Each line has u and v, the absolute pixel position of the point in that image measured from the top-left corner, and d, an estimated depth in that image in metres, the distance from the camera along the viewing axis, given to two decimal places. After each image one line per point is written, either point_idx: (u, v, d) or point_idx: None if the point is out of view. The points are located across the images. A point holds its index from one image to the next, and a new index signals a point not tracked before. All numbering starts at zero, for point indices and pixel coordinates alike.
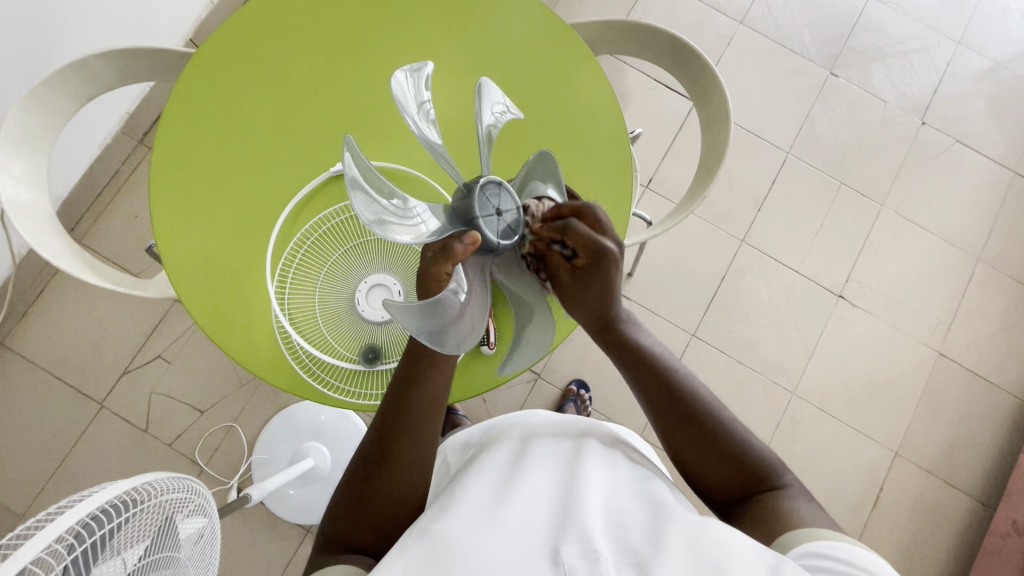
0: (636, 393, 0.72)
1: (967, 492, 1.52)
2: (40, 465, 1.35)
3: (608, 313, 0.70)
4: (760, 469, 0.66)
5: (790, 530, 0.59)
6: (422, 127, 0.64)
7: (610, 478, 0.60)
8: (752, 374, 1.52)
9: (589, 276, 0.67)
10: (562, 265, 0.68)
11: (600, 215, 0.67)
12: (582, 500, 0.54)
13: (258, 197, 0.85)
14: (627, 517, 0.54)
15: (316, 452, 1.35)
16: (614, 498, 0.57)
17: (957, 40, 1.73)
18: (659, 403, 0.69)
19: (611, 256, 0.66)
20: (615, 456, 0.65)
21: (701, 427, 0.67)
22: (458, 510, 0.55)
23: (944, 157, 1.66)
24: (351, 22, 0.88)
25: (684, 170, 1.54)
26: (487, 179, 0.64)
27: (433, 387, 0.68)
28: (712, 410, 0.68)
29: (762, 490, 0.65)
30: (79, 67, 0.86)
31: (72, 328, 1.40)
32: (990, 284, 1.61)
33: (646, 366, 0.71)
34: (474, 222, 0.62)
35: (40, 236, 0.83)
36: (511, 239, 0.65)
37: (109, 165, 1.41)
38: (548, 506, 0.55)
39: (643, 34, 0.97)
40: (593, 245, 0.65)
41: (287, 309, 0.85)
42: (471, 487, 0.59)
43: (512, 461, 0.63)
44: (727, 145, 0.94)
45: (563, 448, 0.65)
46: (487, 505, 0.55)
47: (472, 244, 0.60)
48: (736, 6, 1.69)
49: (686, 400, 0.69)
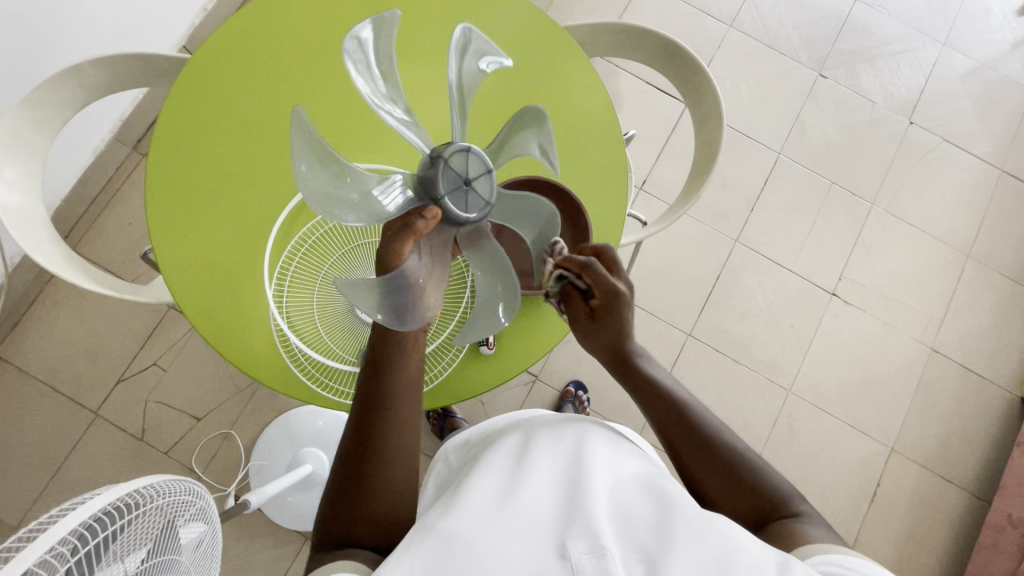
0: (649, 422, 0.73)
1: (963, 487, 1.53)
2: (33, 475, 1.33)
3: (623, 349, 0.75)
4: (773, 497, 0.66)
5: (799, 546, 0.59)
6: (462, 75, 0.64)
7: (613, 470, 0.60)
8: (749, 373, 1.53)
9: (602, 315, 0.74)
10: (580, 305, 0.75)
11: (616, 256, 0.73)
12: (589, 495, 0.54)
13: (257, 199, 0.85)
14: (633, 511, 0.54)
15: (313, 457, 1.34)
16: (620, 492, 0.57)
17: (942, 42, 1.76)
18: (671, 430, 0.71)
19: (623, 296, 0.72)
20: (619, 451, 0.65)
21: (712, 455, 0.68)
22: (462, 506, 0.54)
23: (932, 156, 1.69)
24: (347, 26, 0.89)
25: (677, 171, 1.55)
26: (472, 154, 0.63)
27: (405, 370, 0.67)
28: (726, 441, 0.69)
29: (775, 518, 0.65)
30: (72, 73, 0.85)
31: (65, 336, 1.39)
32: (980, 280, 1.63)
33: (656, 393, 0.73)
34: (438, 162, 0.61)
35: (34, 242, 0.83)
36: (471, 212, 0.62)
37: (102, 172, 1.41)
38: (552, 504, 0.55)
39: (636, 36, 0.98)
40: (606, 288, 0.71)
41: (286, 313, 0.84)
42: (474, 483, 0.58)
43: (514, 456, 0.62)
44: (720, 145, 0.95)
45: (566, 443, 0.64)
46: (491, 502, 0.55)
47: (435, 217, 0.58)
48: (725, 10, 1.71)
49: (700, 429, 0.70)
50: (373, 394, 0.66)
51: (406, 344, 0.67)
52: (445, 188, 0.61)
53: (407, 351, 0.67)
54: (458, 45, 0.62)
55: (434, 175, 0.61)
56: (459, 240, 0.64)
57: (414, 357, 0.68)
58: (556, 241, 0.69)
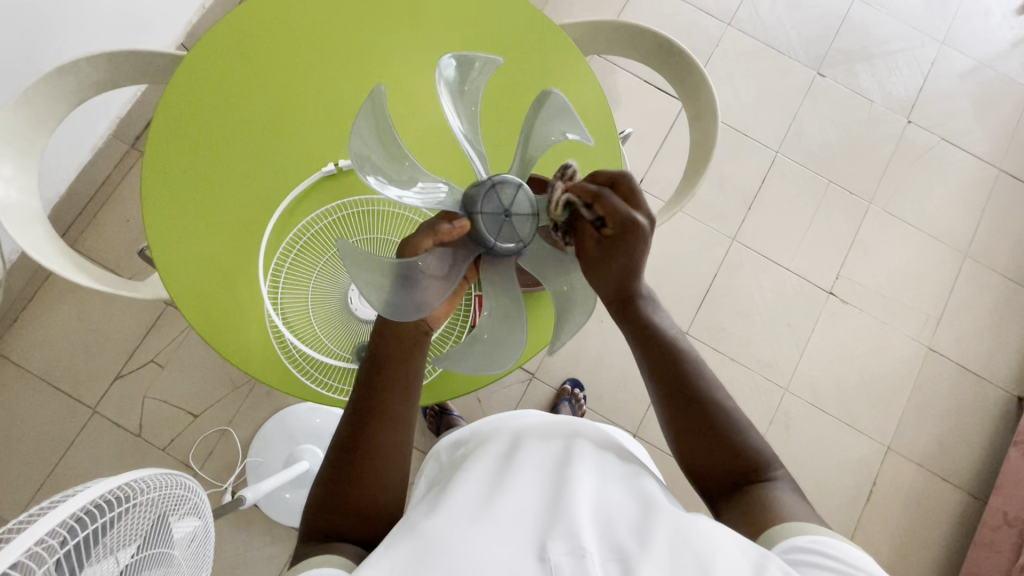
0: (642, 370, 0.72)
1: (959, 486, 1.53)
2: (32, 471, 1.34)
3: (630, 287, 0.67)
4: (754, 460, 0.67)
5: (774, 524, 0.59)
6: (544, 130, 0.70)
7: (600, 474, 0.60)
8: (745, 371, 1.53)
9: (615, 247, 0.63)
10: (590, 233, 0.63)
11: (635, 184, 0.63)
12: (571, 497, 0.55)
13: (251, 196, 0.85)
14: (615, 514, 0.55)
15: (310, 454, 1.34)
16: (604, 495, 0.57)
17: (941, 40, 1.76)
18: (667, 383, 0.70)
19: (642, 229, 0.61)
20: (607, 454, 0.65)
21: (699, 411, 0.68)
22: (445, 507, 0.55)
23: (930, 155, 1.69)
24: (341, 24, 0.89)
25: (675, 169, 1.55)
26: (520, 189, 0.67)
27: (404, 370, 0.67)
28: (719, 403, 0.68)
29: (751, 481, 0.66)
30: (70, 71, 0.86)
31: (64, 333, 1.39)
32: (977, 279, 1.63)
33: (657, 342, 0.70)
34: (489, 187, 0.66)
35: (31, 238, 0.83)
36: (494, 237, 0.66)
37: (100, 170, 1.41)
38: (536, 505, 0.55)
39: (631, 33, 0.99)
40: (623, 218, 0.61)
41: (280, 309, 0.84)
42: (459, 485, 0.58)
43: (502, 459, 0.63)
44: (714, 142, 0.95)
45: (554, 446, 0.64)
46: (475, 503, 0.55)
47: (461, 229, 0.64)
48: (723, 8, 1.71)
49: (694, 385, 0.69)
50: (369, 392, 0.66)
51: (406, 347, 0.67)
52: (483, 211, 0.66)
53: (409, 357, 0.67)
54: (546, 100, 0.67)
55: (478, 195, 0.67)
56: (480, 259, 0.68)
57: (414, 361, 0.68)
58: (569, 164, 0.64)
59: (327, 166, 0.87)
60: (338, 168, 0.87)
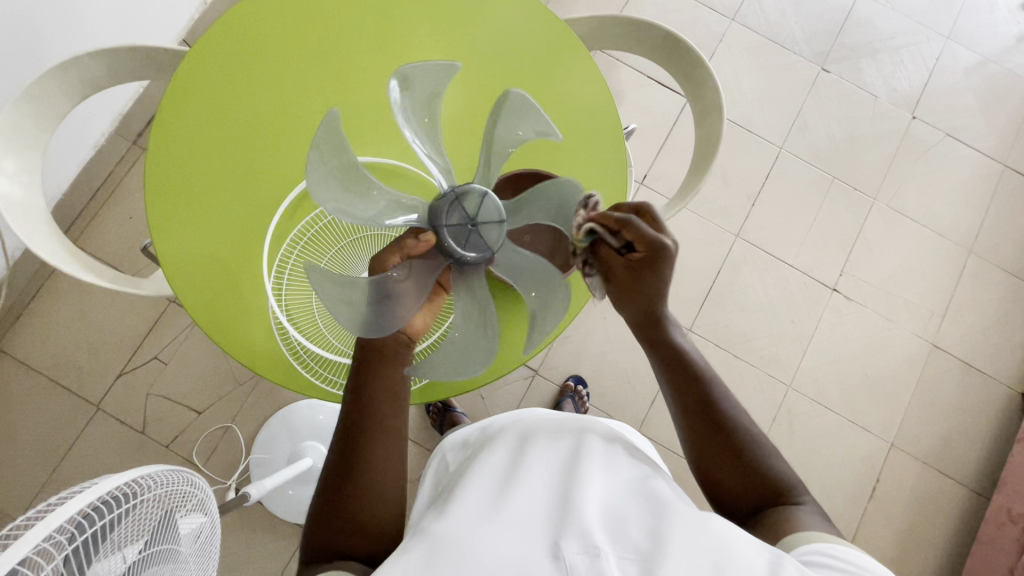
0: (669, 398, 0.72)
1: (963, 483, 1.53)
2: (36, 468, 1.34)
3: (656, 311, 0.70)
4: (779, 483, 0.66)
5: (794, 530, 0.60)
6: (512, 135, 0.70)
7: (610, 473, 0.60)
8: (749, 368, 1.53)
9: (640, 272, 0.66)
10: (617, 261, 0.67)
11: (657, 212, 0.68)
12: (582, 496, 0.54)
13: (255, 193, 0.85)
14: (626, 513, 0.54)
15: (313, 451, 1.34)
16: (615, 494, 0.57)
17: (946, 35, 1.75)
18: (693, 407, 0.70)
19: (668, 252, 0.65)
20: (616, 452, 0.65)
21: (726, 434, 0.68)
22: (454, 509, 0.55)
23: (935, 151, 1.68)
24: (345, 20, 0.88)
25: (678, 166, 1.55)
26: (487, 199, 0.69)
27: (394, 380, 0.68)
28: (745, 428, 0.69)
29: (777, 504, 0.65)
30: (72, 66, 0.85)
31: (67, 329, 1.39)
32: (982, 275, 1.63)
33: (685, 370, 0.71)
34: (453, 200, 0.69)
35: (34, 234, 0.83)
36: (461, 250, 0.69)
37: (102, 166, 1.41)
38: (547, 505, 0.55)
39: (636, 29, 0.98)
40: (649, 244, 0.65)
41: (284, 306, 0.84)
42: (469, 486, 0.58)
43: (511, 458, 0.62)
44: (719, 139, 0.95)
45: (563, 444, 0.64)
46: (485, 504, 0.55)
47: (427, 242, 0.67)
48: (727, 3, 1.70)
49: (720, 410, 0.69)
50: (361, 406, 0.66)
51: (388, 351, 0.68)
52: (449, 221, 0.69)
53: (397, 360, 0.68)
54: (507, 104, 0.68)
55: (442, 208, 0.70)
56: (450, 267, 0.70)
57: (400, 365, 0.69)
58: (591, 194, 0.68)
59: None
60: None
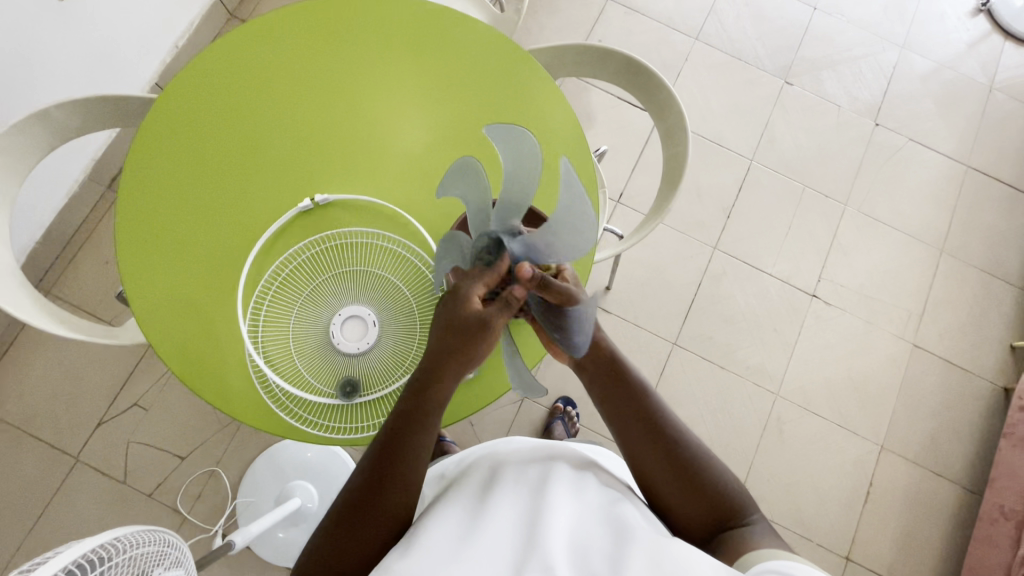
0: (609, 419, 0.69)
1: (954, 481, 1.54)
2: (13, 527, 1.30)
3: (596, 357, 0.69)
4: (733, 505, 0.66)
5: (745, 554, 0.60)
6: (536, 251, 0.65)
7: (578, 498, 0.60)
8: (735, 379, 1.54)
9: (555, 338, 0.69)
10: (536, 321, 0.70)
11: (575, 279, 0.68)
12: (547, 526, 0.54)
13: (226, 235, 0.85)
14: (590, 542, 0.54)
15: (302, 490, 1.31)
16: (581, 525, 0.56)
17: (901, 45, 1.82)
18: (636, 430, 0.67)
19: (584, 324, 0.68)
20: (586, 478, 0.64)
21: (675, 460, 0.66)
22: (419, 543, 0.54)
23: (900, 155, 1.73)
24: (308, 61, 0.90)
25: (653, 182, 1.57)
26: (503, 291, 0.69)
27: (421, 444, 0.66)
28: (693, 452, 0.66)
29: (732, 525, 0.65)
30: (39, 119, 0.86)
31: (44, 381, 1.36)
32: (955, 273, 1.66)
33: (622, 393, 0.68)
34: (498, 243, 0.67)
35: (2, 289, 0.82)
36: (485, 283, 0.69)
37: (76, 214, 1.40)
38: (513, 538, 0.54)
39: (599, 56, 1.01)
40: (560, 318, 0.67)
41: (261, 347, 0.83)
42: (436, 524, 0.57)
43: (478, 495, 0.61)
44: (686, 158, 0.96)
45: (530, 473, 0.63)
46: (451, 543, 0.54)
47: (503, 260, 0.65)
48: (690, 24, 1.76)
49: (665, 433, 0.67)
50: (385, 465, 0.63)
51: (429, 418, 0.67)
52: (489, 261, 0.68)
53: (431, 429, 0.67)
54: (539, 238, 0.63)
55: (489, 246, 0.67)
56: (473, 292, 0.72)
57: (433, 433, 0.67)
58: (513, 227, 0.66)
59: (303, 202, 0.86)
60: (314, 203, 0.86)
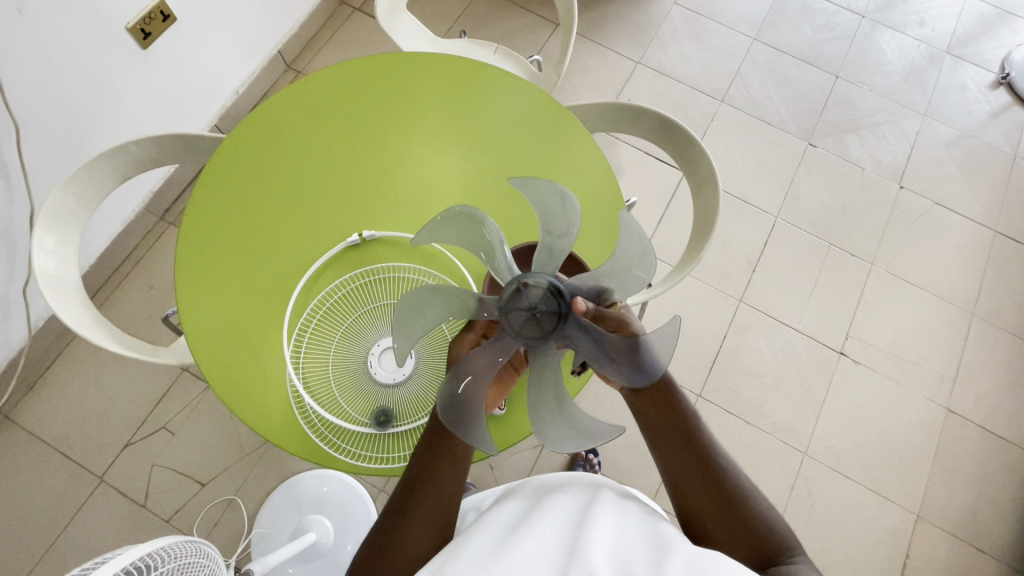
0: (658, 450, 0.72)
1: (999, 559, 1.45)
2: (33, 544, 1.31)
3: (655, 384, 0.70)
4: (776, 541, 0.67)
5: None
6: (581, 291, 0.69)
7: (618, 518, 0.59)
8: (761, 435, 1.51)
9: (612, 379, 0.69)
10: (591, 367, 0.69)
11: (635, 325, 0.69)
12: (588, 534, 0.54)
13: (277, 265, 0.90)
14: (631, 551, 0.53)
15: (317, 525, 1.30)
16: (621, 535, 0.56)
17: (923, 113, 1.87)
18: (686, 462, 0.70)
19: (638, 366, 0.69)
20: (627, 504, 0.64)
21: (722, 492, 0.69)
22: (457, 557, 0.54)
23: (926, 218, 1.75)
24: (362, 108, 0.97)
25: (679, 235, 1.61)
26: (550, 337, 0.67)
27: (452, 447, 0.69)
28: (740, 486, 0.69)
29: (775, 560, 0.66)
30: (118, 152, 0.94)
31: (79, 399, 1.41)
32: (987, 338, 1.63)
33: (676, 428, 0.70)
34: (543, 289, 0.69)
35: (66, 304, 0.88)
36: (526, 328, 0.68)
37: (129, 241, 1.48)
38: (554, 542, 0.55)
39: (634, 113, 1.07)
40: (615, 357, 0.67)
41: (302, 374, 0.86)
42: (481, 533, 0.58)
43: (522, 512, 0.63)
44: (716, 211, 1.00)
45: (572, 497, 0.64)
46: (493, 545, 0.55)
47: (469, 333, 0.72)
48: (716, 87, 1.85)
49: (715, 466, 0.70)
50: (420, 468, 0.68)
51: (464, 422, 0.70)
52: (515, 313, 0.68)
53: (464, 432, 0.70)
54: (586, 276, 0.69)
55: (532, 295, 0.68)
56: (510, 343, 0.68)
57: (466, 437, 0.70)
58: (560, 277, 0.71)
59: (352, 237, 0.91)
60: (362, 238, 0.92)
